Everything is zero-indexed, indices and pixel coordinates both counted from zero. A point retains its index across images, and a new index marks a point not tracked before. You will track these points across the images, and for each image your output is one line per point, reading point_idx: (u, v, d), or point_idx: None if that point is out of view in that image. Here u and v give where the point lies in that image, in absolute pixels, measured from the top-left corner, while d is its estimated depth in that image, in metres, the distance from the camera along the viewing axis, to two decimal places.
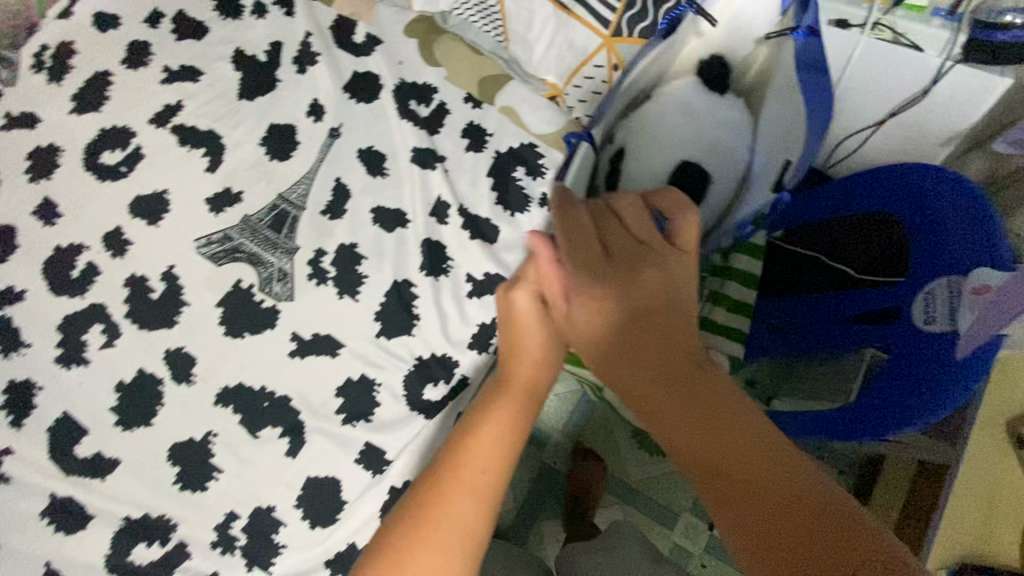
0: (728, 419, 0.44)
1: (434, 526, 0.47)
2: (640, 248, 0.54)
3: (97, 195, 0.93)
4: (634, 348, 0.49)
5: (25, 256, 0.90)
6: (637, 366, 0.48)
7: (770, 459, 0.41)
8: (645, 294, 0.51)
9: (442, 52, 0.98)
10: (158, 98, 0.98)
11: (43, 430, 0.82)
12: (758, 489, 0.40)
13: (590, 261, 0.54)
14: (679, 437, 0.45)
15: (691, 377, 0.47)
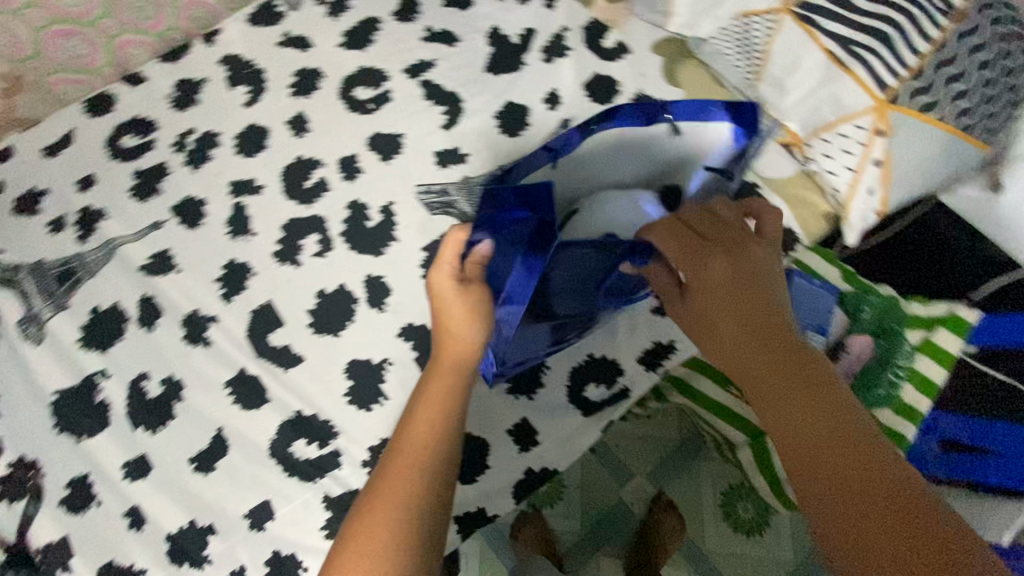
0: (826, 410, 0.54)
1: (375, 519, 0.56)
2: (738, 245, 0.64)
3: (344, 122, 1.02)
4: (741, 340, 0.59)
5: (271, 156, 1.00)
6: (755, 347, 0.58)
7: (855, 448, 0.51)
8: (736, 286, 0.61)
9: (686, 77, 1.01)
10: (415, 51, 1.06)
11: (247, 311, 0.89)
12: (849, 474, 0.50)
13: (696, 244, 0.64)
14: (783, 409, 0.55)
15: (793, 364, 0.57)
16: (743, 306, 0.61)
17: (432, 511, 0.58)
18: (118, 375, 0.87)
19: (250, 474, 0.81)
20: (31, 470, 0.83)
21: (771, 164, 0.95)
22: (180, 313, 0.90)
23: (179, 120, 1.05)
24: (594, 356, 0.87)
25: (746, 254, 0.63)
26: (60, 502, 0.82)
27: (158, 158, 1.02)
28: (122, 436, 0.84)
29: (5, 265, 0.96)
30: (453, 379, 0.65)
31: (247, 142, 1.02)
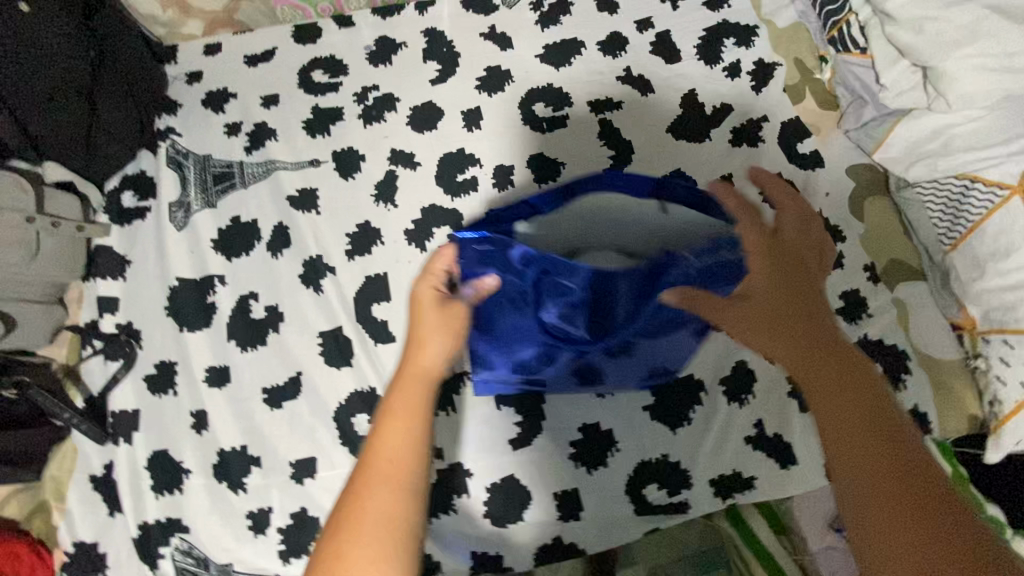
0: (850, 379, 0.42)
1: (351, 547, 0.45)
2: (776, 233, 0.56)
3: (514, 131, 1.02)
4: (780, 313, 0.48)
5: (436, 138, 1.02)
6: (783, 329, 0.47)
7: (887, 436, 0.39)
8: (779, 269, 0.52)
9: (871, 213, 0.93)
10: (606, 88, 1.05)
11: (362, 275, 0.92)
12: (896, 478, 0.37)
13: (745, 229, 0.56)
14: (825, 409, 0.41)
15: (834, 354, 0.44)
16: (784, 274, 0.51)
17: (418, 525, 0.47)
18: (232, 285, 0.93)
19: (309, 427, 0.83)
20: (133, 339, 0.90)
21: (932, 340, 0.85)
22: (304, 252, 0.94)
23: (368, 73, 1.09)
24: (668, 459, 0.81)
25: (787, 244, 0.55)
26: (144, 378, 0.87)
27: (337, 101, 1.06)
28: (216, 342, 0.89)
29: (179, 149, 1.04)
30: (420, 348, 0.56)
31: (420, 116, 1.04)
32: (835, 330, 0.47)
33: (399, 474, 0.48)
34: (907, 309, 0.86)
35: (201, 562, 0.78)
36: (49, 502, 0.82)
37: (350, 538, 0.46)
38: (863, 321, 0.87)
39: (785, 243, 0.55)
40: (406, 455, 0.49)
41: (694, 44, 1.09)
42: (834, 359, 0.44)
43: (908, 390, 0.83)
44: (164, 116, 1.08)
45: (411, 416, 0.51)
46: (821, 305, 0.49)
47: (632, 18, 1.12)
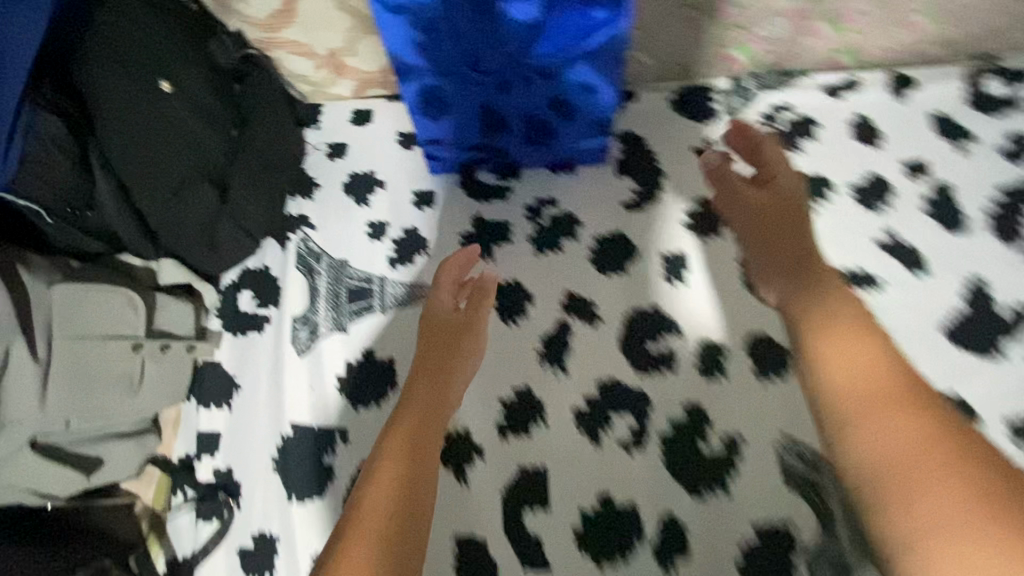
0: (859, 328, 0.43)
1: (394, 527, 0.42)
2: (762, 173, 0.62)
3: (730, 297, 0.79)
4: (774, 245, 0.54)
5: (627, 287, 0.81)
6: (785, 277, 0.51)
7: (912, 403, 0.37)
8: (760, 223, 0.57)
9: None
10: (858, 253, 0.80)
11: (513, 462, 0.73)
12: (914, 406, 0.37)
13: (739, 185, 0.61)
14: (835, 363, 0.41)
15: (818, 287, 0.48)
16: (780, 206, 0.57)
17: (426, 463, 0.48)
18: (355, 445, 0.74)
19: None
20: (230, 496, 0.74)
21: None
22: (446, 420, 0.76)
23: (551, 182, 0.89)
24: None
25: (773, 184, 0.60)
26: (237, 554, 0.71)
27: (508, 215, 0.87)
28: (328, 523, 0.72)
29: (311, 248, 0.86)
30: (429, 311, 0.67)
31: (609, 254, 0.83)
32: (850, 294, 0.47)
33: (428, 432, 0.51)
34: None
35: None
36: None
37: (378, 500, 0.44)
38: None
39: (798, 206, 0.57)
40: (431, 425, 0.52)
41: (984, 207, 0.81)
42: (869, 354, 0.41)
43: None
44: (298, 198, 0.90)
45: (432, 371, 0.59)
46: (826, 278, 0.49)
47: (900, 155, 0.85)
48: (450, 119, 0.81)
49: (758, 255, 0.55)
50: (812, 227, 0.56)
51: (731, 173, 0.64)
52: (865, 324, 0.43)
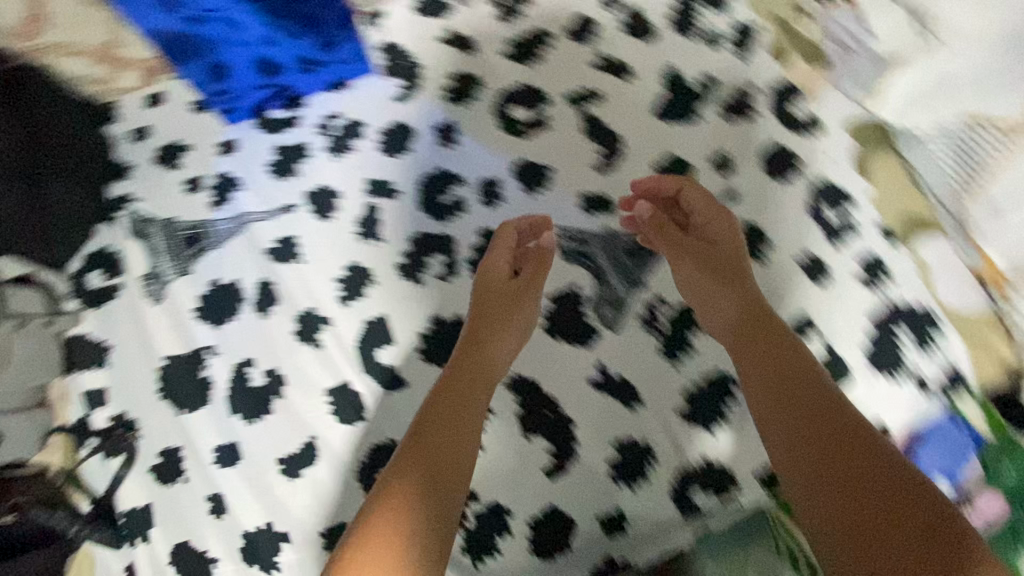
0: (768, 344, 0.69)
1: (441, 487, 0.60)
2: (712, 243, 0.78)
3: (495, 142, 0.96)
4: (763, 361, 0.68)
5: (414, 161, 0.96)
6: (717, 288, 0.75)
7: (855, 447, 0.58)
8: (713, 259, 0.77)
9: (880, 172, 0.88)
10: (581, 78, 0.99)
11: (357, 320, 0.87)
12: (826, 427, 0.60)
13: (660, 223, 0.83)
14: (753, 374, 0.68)
15: (766, 337, 0.69)
16: (701, 249, 0.79)
17: (468, 446, 0.65)
18: (226, 354, 0.88)
19: (337, 491, 0.80)
20: (131, 429, 0.86)
21: (958, 294, 0.82)
22: (295, 307, 0.89)
23: (334, 100, 1.03)
24: (711, 461, 0.78)
25: (709, 240, 0.79)
26: (150, 470, 0.84)
27: (303, 138, 1.00)
28: (219, 419, 0.85)
29: (143, 215, 0.97)
30: (484, 346, 0.76)
31: (394, 141, 0.98)
32: (885, 448, 0.58)
33: (463, 436, 0.65)
34: (927, 268, 0.84)
35: None
36: None
37: (390, 511, 0.57)
38: (885, 284, 0.85)
39: (714, 216, 0.80)
40: (457, 451, 0.64)
41: (667, 12, 1.01)
42: (798, 399, 0.63)
43: (937, 353, 0.82)
44: (117, 182, 1.00)
45: (464, 397, 0.69)
46: (819, 386, 0.64)
47: None
48: (235, 80, 0.98)
49: (729, 340, 0.73)
50: (735, 242, 0.78)
51: (642, 209, 0.84)
52: (825, 387, 0.63)
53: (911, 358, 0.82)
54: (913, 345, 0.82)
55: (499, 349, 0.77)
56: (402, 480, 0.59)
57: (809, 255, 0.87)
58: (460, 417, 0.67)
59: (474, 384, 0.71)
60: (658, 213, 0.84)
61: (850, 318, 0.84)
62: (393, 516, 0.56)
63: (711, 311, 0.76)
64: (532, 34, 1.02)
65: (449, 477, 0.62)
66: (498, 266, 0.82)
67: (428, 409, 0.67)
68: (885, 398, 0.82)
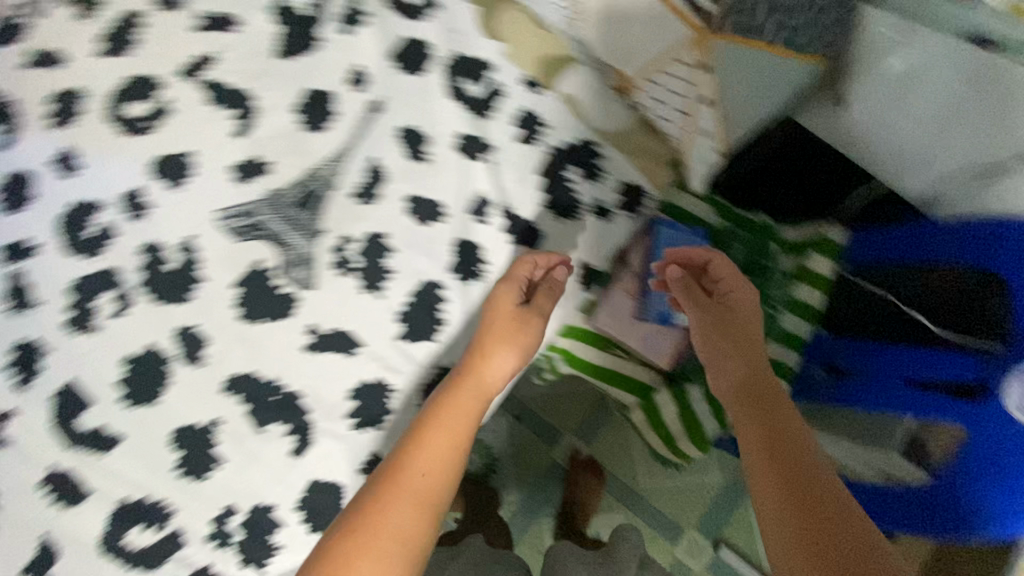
0: (776, 425, 0.65)
1: (400, 488, 0.64)
2: (528, 309, 0.77)
3: (121, 152, 0.86)
4: (754, 420, 0.66)
5: (42, 206, 0.85)
6: (733, 369, 0.71)
7: (825, 508, 0.57)
8: (517, 337, 0.76)
9: (505, 26, 0.87)
10: (186, 47, 0.89)
11: (44, 398, 0.78)
12: (815, 486, 0.59)
13: (506, 309, 0.77)
14: (758, 476, 0.62)
15: (773, 411, 0.67)
16: (512, 338, 0.76)
17: (444, 490, 0.67)
18: None
19: (89, 573, 0.75)
20: None
21: (606, 114, 0.84)
22: None
23: None
24: (446, 368, 0.79)
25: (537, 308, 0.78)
26: None
27: None
28: None
29: None
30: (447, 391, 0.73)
31: (13, 193, 0.85)
32: (842, 500, 0.58)
33: (410, 475, 0.66)
34: (573, 100, 0.85)
35: None
36: None
37: (391, 524, 0.62)
38: (543, 133, 0.85)
39: (684, 266, 0.79)
40: (434, 463, 0.68)
41: None
42: (820, 484, 0.60)
43: (607, 174, 0.84)
44: None
45: (454, 436, 0.71)
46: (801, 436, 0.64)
47: None
48: None
49: (730, 400, 0.70)
50: (736, 319, 0.75)
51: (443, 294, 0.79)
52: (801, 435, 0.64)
53: (586, 191, 0.83)
54: (583, 178, 0.83)
55: (498, 367, 0.75)
56: (397, 494, 0.64)
57: (464, 134, 0.84)
58: (453, 459, 0.69)
59: (470, 401, 0.73)
60: (501, 308, 0.77)
61: (523, 177, 0.83)
62: (395, 520, 0.62)
63: (524, 352, 0.76)
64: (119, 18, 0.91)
65: (420, 502, 0.65)
66: (504, 313, 0.77)
67: (447, 414, 0.71)
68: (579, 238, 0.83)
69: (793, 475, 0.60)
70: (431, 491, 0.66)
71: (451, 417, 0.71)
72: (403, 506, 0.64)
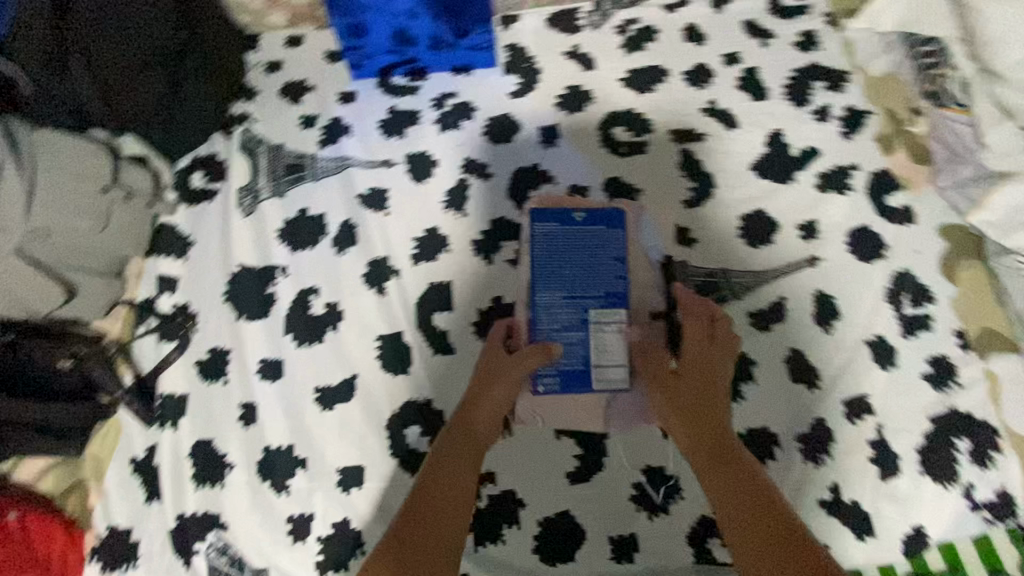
0: (732, 461, 0.61)
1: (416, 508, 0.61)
2: (496, 367, 0.75)
3: (609, 213, 0.94)
4: (721, 485, 0.59)
5: (512, 150, 0.99)
6: (690, 427, 0.65)
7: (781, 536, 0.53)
8: (488, 378, 0.74)
9: (967, 277, 0.86)
10: (688, 116, 1.01)
11: (425, 281, 0.90)
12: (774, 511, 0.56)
13: (491, 373, 0.75)
14: (729, 505, 0.57)
15: (736, 455, 0.61)
16: (497, 385, 0.73)
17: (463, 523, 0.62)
18: (294, 276, 0.91)
19: (357, 433, 0.81)
20: (189, 322, 0.88)
21: None
22: (371, 253, 0.92)
23: (473, 88, 1.04)
24: None
25: (504, 376, 0.73)
26: (197, 363, 0.86)
27: (416, 105, 1.03)
28: (272, 334, 0.87)
29: (254, 136, 1.02)
30: (472, 407, 0.72)
31: (524, 178, 0.97)
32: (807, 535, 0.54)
33: (456, 491, 0.64)
34: (1000, 386, 0.80)
35: (234, 562, 0.76)
36: (86, 480, 0.80)
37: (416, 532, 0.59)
38: (954, 390, 0.82)
39: (704, 304, 0.75)
40: (452, 477, 0.65)
41: (783, 83, 1.04)
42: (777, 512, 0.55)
43: (999, 472, 0.78)
44: (241, 102, 1.04)
45: (469, 464, 0.67)
46: (746, 462, 0.61)
47: (720, 50, 1.07)
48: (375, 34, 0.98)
49: (693, 459, 0.64)
50: (728, 340, 0.71)
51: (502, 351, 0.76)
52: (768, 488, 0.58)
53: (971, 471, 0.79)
54: (969, 461, 0.79)
55: (491, 401, 0.73)
56: (432, 500, 0.62)
57: (878, 336, 0.85)
58: (466, 485, 0.65)
59: (474, 438, 0.70)
60: (487, 366, 0.75)
61: (914, 414, 0.82)
62: (420, 536, 0.59)
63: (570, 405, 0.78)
64: (628, 112, 1.02)
65: (443, 525, 0.61)
66: (490, 359, 0.76)
67: (448, 445, 0.68)
68: (927, 502, 0.79)
69: (742, 497, 0.57)
70: (452, 473, 0.65)
71: (471, 417, 0.71)
72: (446, 489, 0.63)
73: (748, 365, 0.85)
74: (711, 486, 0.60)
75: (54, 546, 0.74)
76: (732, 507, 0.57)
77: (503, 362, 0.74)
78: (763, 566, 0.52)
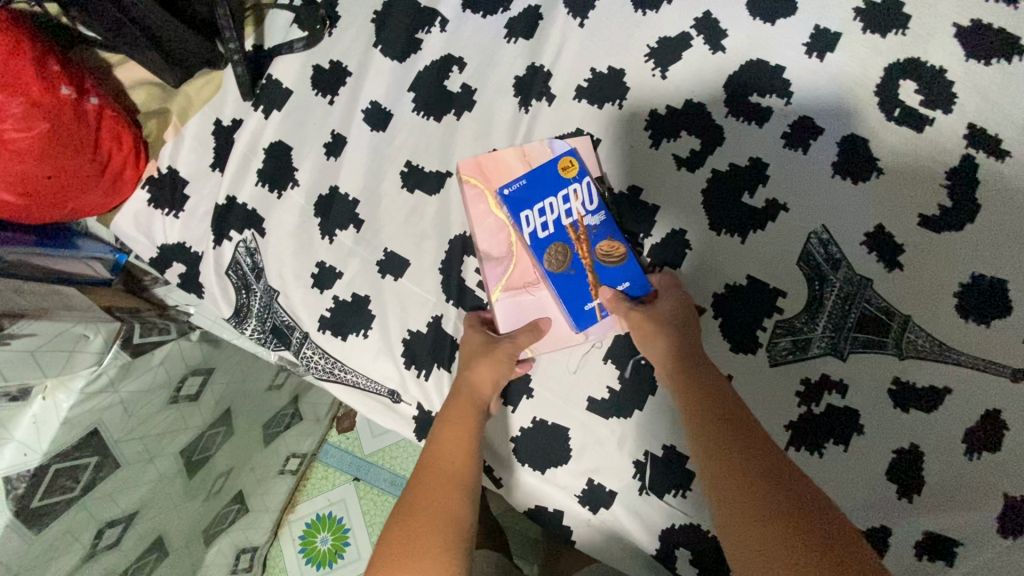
0: (728, 419, 0.54)
1: (423, 486, 0.56)
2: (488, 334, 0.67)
3: (820, 175, 0.72)
4: (712, 446, 0.52)
5: (762, 35, 0.75)
6: (693, 375, 0.59)
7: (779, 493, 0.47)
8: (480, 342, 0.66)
9: None
10: (1005, 119, 0.72)
11: (573, 124, 0.75)
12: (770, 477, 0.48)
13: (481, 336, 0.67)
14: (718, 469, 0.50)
15: (731, 409, 0.55)
16: (487, 347, 0.66)
17: (469, 495, 0.55)
18: (449, 36, 0.77)
19: (420, 229, 0.73)
20: (329, 20, 0.78)
21: None
22: (539, 59, 0.76)
23: None
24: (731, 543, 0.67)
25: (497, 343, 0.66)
26: (314, 66, 0.77)
27: None
28: (396, 83, 0.76)
29: None
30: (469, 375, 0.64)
31: (753, 75, 0.75)
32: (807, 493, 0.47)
33: (453, 462, 0.57)
34: None
35: (254, 269, 0.74)
36: (171, 113, 0.77)
37: (431, 504, 0.54)
38: None
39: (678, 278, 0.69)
40: (454, 458, 0.58)
41: None
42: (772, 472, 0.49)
43: None
44: None
45: (461, 434, 0.60)
46: (741, 413, 0.55)
47: None
48: None
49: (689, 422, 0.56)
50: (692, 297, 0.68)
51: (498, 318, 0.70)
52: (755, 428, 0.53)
53: None
54: None
55: (482, 370, 0.64)
56: (437, 473, 0.56)
57: None
58: (458, 463, 0.57)
59: (469, 407, 0.62)
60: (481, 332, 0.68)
61: None
62: (436, 510, 0.53)
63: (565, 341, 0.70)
64: (932, 72, 0.74)
65: (447, 490, 0.55)
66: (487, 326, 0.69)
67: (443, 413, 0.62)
68: None
69: (748, 490, 0.48)
70: (452, 446, 0.59)
71: (456, 391, 0.63)
72: (442, 465, 0.57)
73: (852, 431, 0.68)
74: (709, 468, 0.51)
75: (117, 154, 0.71)
76: (718, 478, 0.50)
77: (495, 340, 0.66)
78: (766, 535, 0.44)
